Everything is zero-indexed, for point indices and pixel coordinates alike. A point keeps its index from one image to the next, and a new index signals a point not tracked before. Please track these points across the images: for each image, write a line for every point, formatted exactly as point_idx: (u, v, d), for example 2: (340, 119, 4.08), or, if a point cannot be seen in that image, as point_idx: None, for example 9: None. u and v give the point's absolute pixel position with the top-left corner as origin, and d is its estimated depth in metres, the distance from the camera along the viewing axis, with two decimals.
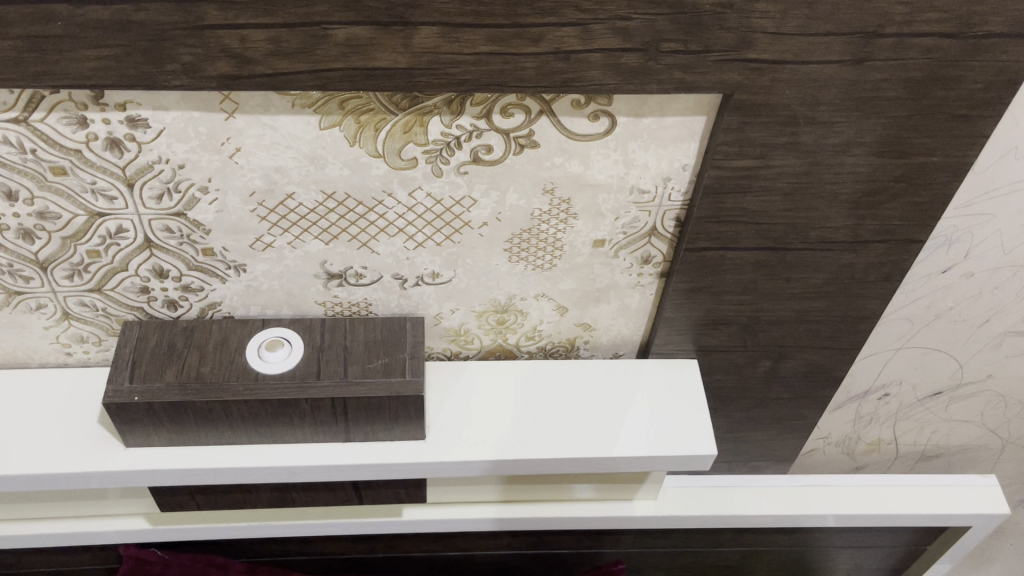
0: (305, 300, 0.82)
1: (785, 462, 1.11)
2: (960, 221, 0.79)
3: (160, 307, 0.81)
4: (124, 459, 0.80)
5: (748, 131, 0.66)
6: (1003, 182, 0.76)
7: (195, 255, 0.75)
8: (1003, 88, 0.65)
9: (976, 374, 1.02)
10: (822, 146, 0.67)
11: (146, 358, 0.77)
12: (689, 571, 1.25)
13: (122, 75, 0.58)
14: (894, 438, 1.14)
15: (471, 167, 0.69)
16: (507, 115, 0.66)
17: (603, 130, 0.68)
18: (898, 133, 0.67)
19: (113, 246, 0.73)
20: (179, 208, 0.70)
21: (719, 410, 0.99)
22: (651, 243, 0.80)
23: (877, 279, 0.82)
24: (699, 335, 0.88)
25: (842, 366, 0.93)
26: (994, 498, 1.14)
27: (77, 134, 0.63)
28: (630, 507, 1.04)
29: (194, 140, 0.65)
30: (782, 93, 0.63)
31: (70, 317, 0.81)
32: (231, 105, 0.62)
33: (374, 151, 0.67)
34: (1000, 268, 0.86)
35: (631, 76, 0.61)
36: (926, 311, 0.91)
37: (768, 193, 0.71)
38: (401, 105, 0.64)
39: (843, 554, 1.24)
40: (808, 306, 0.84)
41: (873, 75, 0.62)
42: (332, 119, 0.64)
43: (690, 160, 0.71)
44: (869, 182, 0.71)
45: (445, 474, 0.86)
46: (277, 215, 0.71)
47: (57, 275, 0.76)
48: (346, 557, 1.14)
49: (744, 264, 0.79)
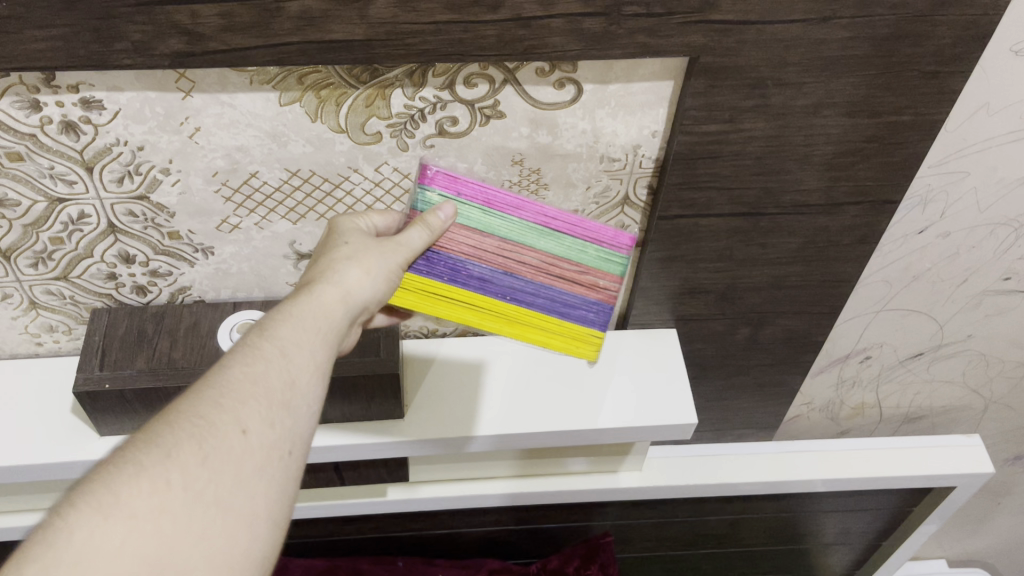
0: (276, 281, 0.81)
1: (769, 429, 1.11)
2: (934, 180, 0.79)
3: (129, 293, 0.80)
4: (98, 448, 0.80)
5: (715, 95, 0.65)
6: (975, 140, 0.75)
7: (161, 239, 0.74)
8: (973, 43, 0.64)
9: (957, 334, 1.02)
10: (792, 107, 0.67)
11: (116, 345, 0.77)
12: (678, 540, 1.25)
13: (72, 55, 0.56)
14: (877, 402, 1.14)
15: (436, 140, 0.68)
16: (470, 85, 0.64)
17: (570, 98, 0.67)
18: (867, 92, 0.66)
19: (77, 233, 0.72)
20: (141, 191, 0.69)
21: (701, 378, 0.99)
22: (624, 211, 0.79)
23: (853, 242, 0.81)
24: (677, 304, 0.87)
25: (822, 330, 0.93)
26: (977, 458, 1.13)
27: (30, 118, 0.62)
28: (617, 479, 1.04)
29: (151, 121, 0.63)
30: (748, 55, 0.62)
31: (37, 307, 0.80)
32: (187, 83, 0.61)
33: (337, 127, 0.66)
34: (976, 226, 0.85)
35: (594, 41, 0.60)
36: (905, 272, 0.90)
37: (739, 157, 0.70)
38: (362, 78, 0.63)
39: (830, 518, 1.25)
40: (785, 271, 0.84)
41: (839, 34, 0.61)
42: (292, 95, 0.63)
43: (659, 126, 0.70)
44: (841, 143, 0.70)
45: (423, 451, 0.86)
46: (242, 195, 0.70)
47: (21, 264, 0.74)
48: (334, 538, 1.14)
49: (718, 230, 0.78)
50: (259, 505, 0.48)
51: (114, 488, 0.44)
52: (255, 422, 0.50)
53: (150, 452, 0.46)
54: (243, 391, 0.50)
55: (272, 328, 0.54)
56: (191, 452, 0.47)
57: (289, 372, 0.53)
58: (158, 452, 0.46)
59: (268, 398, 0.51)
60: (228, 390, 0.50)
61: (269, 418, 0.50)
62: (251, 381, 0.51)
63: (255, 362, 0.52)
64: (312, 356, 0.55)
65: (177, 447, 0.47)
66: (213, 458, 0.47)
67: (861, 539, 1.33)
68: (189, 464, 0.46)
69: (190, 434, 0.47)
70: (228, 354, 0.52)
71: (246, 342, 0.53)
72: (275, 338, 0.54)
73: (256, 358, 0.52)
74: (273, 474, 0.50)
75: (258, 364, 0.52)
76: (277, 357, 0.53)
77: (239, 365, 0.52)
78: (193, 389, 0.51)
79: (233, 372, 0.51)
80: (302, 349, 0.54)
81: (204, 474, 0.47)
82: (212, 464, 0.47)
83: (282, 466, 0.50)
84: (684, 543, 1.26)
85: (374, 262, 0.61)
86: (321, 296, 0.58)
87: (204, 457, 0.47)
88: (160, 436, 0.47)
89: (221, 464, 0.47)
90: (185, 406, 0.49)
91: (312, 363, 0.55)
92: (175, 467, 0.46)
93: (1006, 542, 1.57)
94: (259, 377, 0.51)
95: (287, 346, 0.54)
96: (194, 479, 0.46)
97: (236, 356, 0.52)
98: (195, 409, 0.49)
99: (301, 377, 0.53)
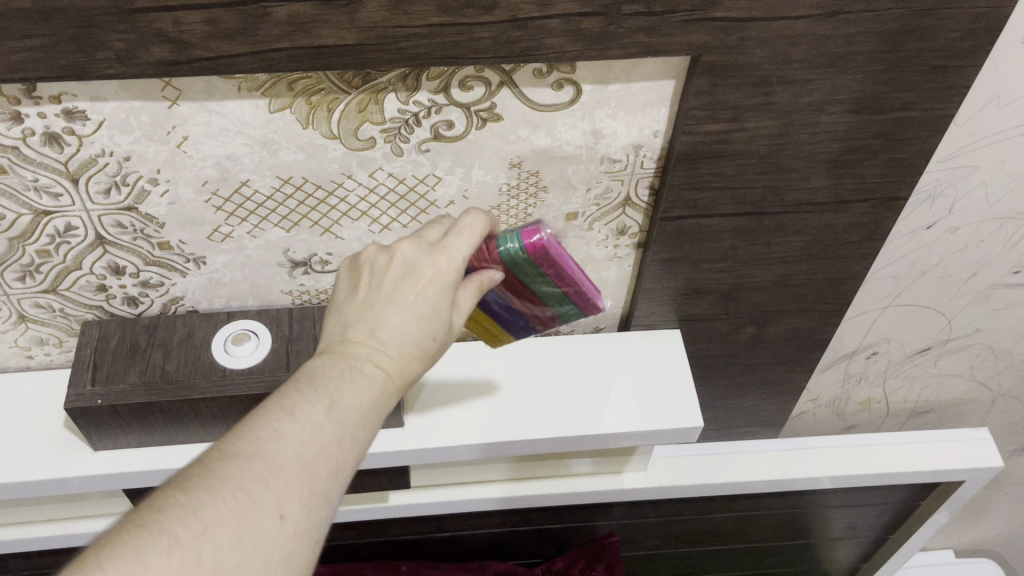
0: (270, 290, 0.79)
1: (775, 426, 1.09)
2: (943, 175, 0.77)
3: (120, 305, 0.78)
4: (92, 463, 0.78)
5: (718, 93, 0.63)
6: (985, 133, 0.73)
7: (151, 250, 0.72)
8: (983, 36, 0.62)
9: (965, 328, 1.00)
10: (797, 105, 0.65)
11: (108, 359, 0.75)
12: (683, 538, 1.24)
13: (52, 66, 0.54)
14: (884, 397, 1.12)
15: (432, 145, 0.66)
16: (466, 89, 0.62)
17: (568, 99, 0.65)
18: (874, 88, 0.64)
19: (64, 245, 0.70)
20: (129, 203, 0.67)
21: (705, 378, 0.97)
22: (626, 213, 0.77)
23: (860, 239, 0.79)
24: (680, 304, 0.85)
25: (828, 328, 0.91)
26: (985, 452, 1.11)
27: (12, 130, 0.60)
28: (621, 480, 1.03)
29: (137, 130, 0.61)
30: (753, 52, 0.60)
31: (26, 320, 0.78)
32: (173, 92, 0.59)
33: (329, 133, 0.64)
34: (985, 220, 0.83)
35: (592, 42, 0.58)
36: (912, 268, 0.89)
37: (744, 156, 0.68)
38: (354, 83, 0.61)
39: (837, 513, 1.23)
40: (791, 270, 0.82)
41: (847, 29, 0.59)
42: (282, 102, 0.61)
43: (661, 126, 0.68)
44: (847, 140, 0.68)
45: (423, 460, 0.85)
46: (233, 205, 0.68)
47: (8, 278, 0.72)
48: (335, 543, 1.12)
49: (722, 231, 0.76)
50: None
51: (146, 557, 0.43)
52: (296, 509, 0.48)
53: (187, 522, 0.44)
54: (294, 472, 0.48)
55: (334, 406, 0.52)
56: (228, 532, 0.45)
57: (337, 462, 0.51)
58: (195, 524, 0.44)
59: (314, 486, 0.49)
60: (280, 466, 0.48)
61: (311, 506, 0.49)
62: (303, 463, 0.49)
63: (313, 441, 0.50)
64: (360, 445, 0.53)
65: (215, 522, 0.45)
66: (248, 539, 0.46)
67: (868, 533, 1.32)
68: (223, 543, 0.45)
69: (231, 510, 0.46)
70: (289, 421, 0.50)
71: (308, 410, 0.51)
72: (335, 423, 0.52)
73: (313, 439, 0.50)
74: (298, 563, 0.48)
75: (315, 446, 0.50)
76: (333, 444, 0.51)
77: (299, 441, 0.49)
78: (248, 441, 0.49)
79: (288, 448, 0.49)
80: (356, 437, 0.52)
81: (234, 557, 0.45)
82: (245, 547, 0.46)
83: (307, 555, 0.49)
84: (690, 540, 1.25)
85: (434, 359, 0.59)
86: (389, 384, 0.56)
87: (238, 537, 0.45)
88: (202, 500, 0.45)
89: (254, 549, 0.46)
90: (236, 473, 0.47)
91: (357, 455, 0.53)
92: (207, 549, 0.44)
93: (1013, 531, 1.56)
94: (313, 461, 0.50)
95: (343, 431, 0.52)
96: (222, 562, 0.45)
97: (296, 424, 0.50)
98: (243, 481, 0.47)
99: (346, 469, 0.52)
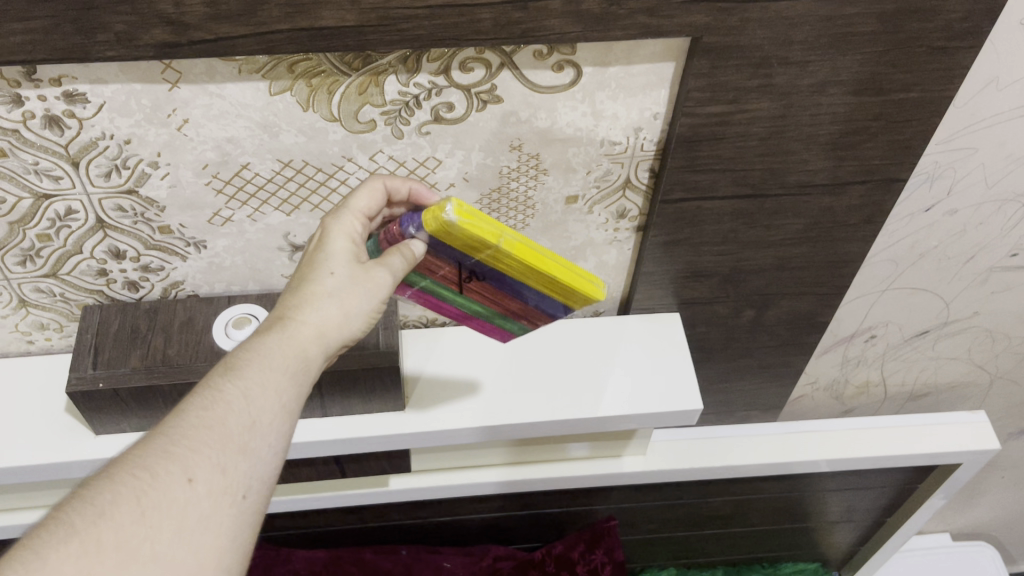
0: (271, 274, 0.79)
1: (774, 409, 1.10)
2: (942, 157, 0.77)
3: (121, 289, 0.78)
4: (94, 447, 0.78)
5: (718, 75, 0.63)
6: (985, 115, 0.73)
7: (151, 234, 0.72)
8: (983, 17, 0.62)
9: (963, 311, 1.00)
10: (797, 87, 0.65)
11: (110, 343, 0.75)
12: (682, 521, 1.25)
13: (52, 48, 0.54)
14: (881, 380, 1.13)
15: (432, 127, 0.67)
16: (466, 70, 0.62)
17: (569, 81, 0.65)
18: (874, 70, 0.64)
19: (64, 229, 0.70)
20: (129, 185, 0.67)
21: (704, 361, 0.98)
22: (625, 196, 0.77)
23: (859, 222, 0.80)
24: (679, 288, 0.86)
25: (827, 311, 0.91)
26: (982, 436, 1.11)
27: (13, 113, 0.60)
28: (620, 464, 1.03)
29: (137, 113, 0.61)
30: (753, 34, 0.60)
31: (27, 305, 0.78)
32: (173, 74, 0.59)
33: (329, 116, 0.64)
34: (984, 202, 0.83)
35: (593, 24, 0.58)
36: (911, 250, 0.89)
37: (744, 139, 0.69)
38: (354, 65, 0.61)
39: (835, 497, 1.24)
40: (790, 253, 0.82)
41: (847, 10, 0.59)
42: (283, 84, 0.61)
43: (661, 108, 0.68)
44: (846, 122, 0.69)
45: (421, 442, 0.85)
46: (233, 187, 0.68)
47: (9, 262, 0.73)
48: (335, 528, 1.13)
49: (722, 213, 0.76)
50: (203, 559, 0.48)
51: (44, 551, 0.44)
52: (205, 470, 0.50)
53: (85, 512, 0.46)
54: (194, 440, 0.51)
55: (238, 369, 0.54)
56: (129, 510, 0.47)
57: (248, 416, 0.53)
58: (93, 510, 0.46)
59: (223, 442, 0.51)
60: (180, 438, 0.51)
61: (221, 463, 0.51)
62: (208, 424, 0.51)
63: (216, 404, 0.52)
64: (277, 397, 0.55)
65: (114, 505, 0.47)
66: (153, 512, 0.47)
67: (866, 517, 1.33)
68: (126, 522, 0.46)
69: (132, 488, 0.48)
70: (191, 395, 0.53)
71: (209, 384, 0.54)
72: (240, 385, 0.54)
73: (215, 401, 0.52)
74: (222, 524, 0.50)
75: (216, 407, 0.52)
76: (239, 398, 0.53)
77: (199, 408, 0.52)
78: (153, 430, 0.52)
79: (189, 418, 0.52)
80: (268, 388, 0.54)
81: (141, 530, 0.47)
82: (152, 519, 0.47)
83: (234, 512, 0.50)
84: (688, 524, 1.25)
85: (353, 303, 0.60)
86: (298, 333, 0.58)
87: (141, 513, 0.47)
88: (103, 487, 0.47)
89: (162, 517, 0.47)
90: (136, 456, 0.49)
91: (274, 407, 0.54)
92: (109, 527, 0.46)
93: (1010, 513, 1.57)
94: (217, 420, 0.52)
95: (249, 390, 0.54)
96: (127, 537, 0.46)
97: (197, 398, 0.53)
98: (143, 459, 0.49)
99: (263, 421, 0.53)
